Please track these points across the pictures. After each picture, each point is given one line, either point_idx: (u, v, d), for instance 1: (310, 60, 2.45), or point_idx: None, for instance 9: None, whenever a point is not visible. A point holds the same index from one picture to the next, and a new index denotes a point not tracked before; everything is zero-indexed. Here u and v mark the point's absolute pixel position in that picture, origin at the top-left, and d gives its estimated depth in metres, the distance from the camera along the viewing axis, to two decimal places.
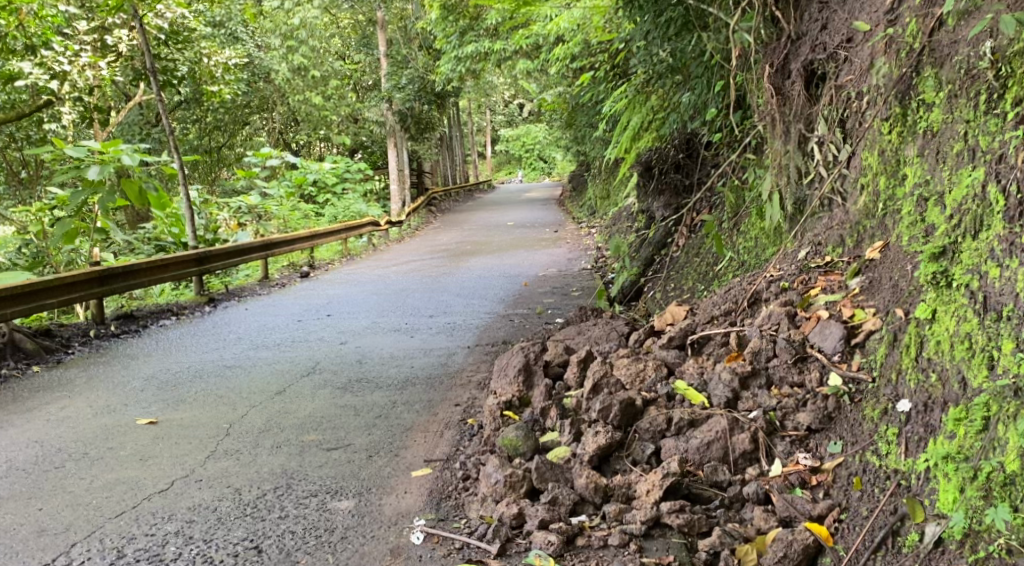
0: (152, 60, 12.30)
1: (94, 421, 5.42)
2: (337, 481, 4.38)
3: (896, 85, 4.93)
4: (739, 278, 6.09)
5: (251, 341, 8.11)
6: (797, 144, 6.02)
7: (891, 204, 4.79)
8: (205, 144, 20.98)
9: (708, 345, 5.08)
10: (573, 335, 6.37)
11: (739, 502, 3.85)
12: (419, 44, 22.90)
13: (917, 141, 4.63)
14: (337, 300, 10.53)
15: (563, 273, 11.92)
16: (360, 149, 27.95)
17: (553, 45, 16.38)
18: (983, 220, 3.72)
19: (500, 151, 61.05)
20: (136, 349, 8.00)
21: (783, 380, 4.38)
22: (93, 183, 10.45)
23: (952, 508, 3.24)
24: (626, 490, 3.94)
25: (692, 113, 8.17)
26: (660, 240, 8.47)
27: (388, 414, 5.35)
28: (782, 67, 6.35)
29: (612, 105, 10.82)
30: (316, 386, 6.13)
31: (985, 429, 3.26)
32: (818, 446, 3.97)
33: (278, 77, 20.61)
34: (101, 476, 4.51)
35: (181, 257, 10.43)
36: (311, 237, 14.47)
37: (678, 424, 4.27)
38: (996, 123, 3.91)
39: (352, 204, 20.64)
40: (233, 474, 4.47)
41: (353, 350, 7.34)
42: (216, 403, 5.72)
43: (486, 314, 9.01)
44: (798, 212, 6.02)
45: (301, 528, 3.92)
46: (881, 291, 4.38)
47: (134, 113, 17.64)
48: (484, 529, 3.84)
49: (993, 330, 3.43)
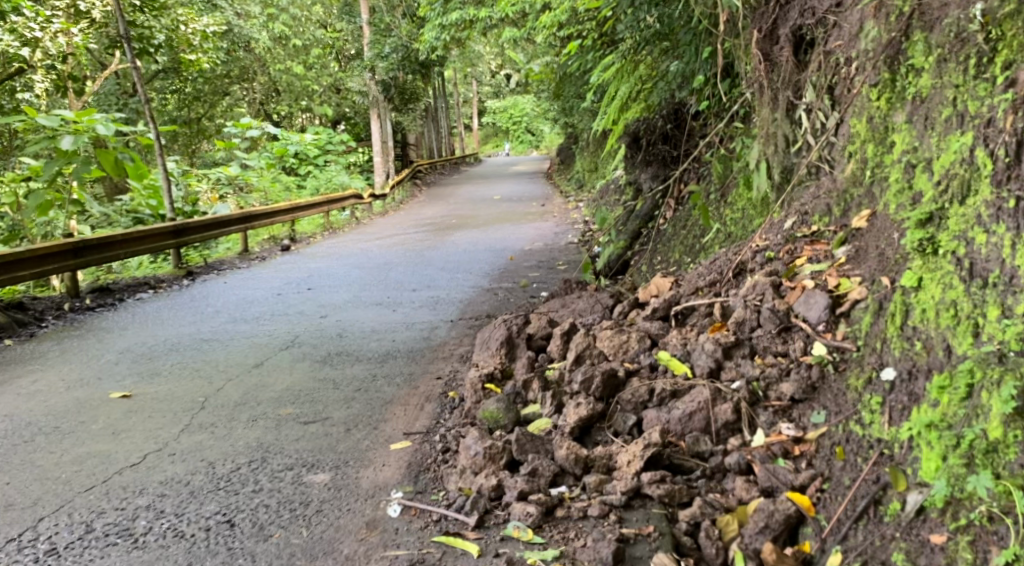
0: (126, 27, 12.09)
1: (67, 395, 5.33)
2: (314, 455, 4.32)
3: (884, 50, 4.85)
4: (724, 250, 6.03)
5: (232, 315, 8.01)
6: (785, 111, 5.93)
7: (880, 171, 4.69)
8: (186, 115, 20.69)
9: (693, 316, 5.03)
10: (556, 308, 6.30)
11: (721, 472, 3.83)
12: (404, 12, 22.15)
13: (905, 107, 4.56)
14: (319, 273, 10.43)
15: (550, 246, 11.86)
16: (344, 120, 27.65)
17: (539, 14, 16.20)
18: (971, 185, 3.67)
19: (488, 124, 60.65)
20: (112, 322, 7.90)
21: (767, 350, 4.32)
22: (68, 154, 10.30)
23: (934, 477, 3.21)
24: (607, 461, 3.91)
25: (679, 83, 8.08)
26: (647, 214, 8.43)
27: (368, 388, 5.30)
28: (770, 33, 6.24)
29: (599, 75, 10.66)
30: (294, 359, 6.07)
31: (969, 397, 3.23)
32: (801, 416, 3.93)
33: (259, 45, 20.24)
34: (72, 450, 4.44)
35: (159, 230, 10.30)
36: (293, 209, 14.32)
37: (660, 394, 4.23)
38: (985, 88, 3.85)
39: (335, 176, 20.45)
40: (207, 448, 4.40)
41: (334, 324, 7.27)
42: (192, 377, 5.66)
43: (470, 287, 8.93)
44: (785, 182, 5.93)
45: (276, 502, 3.87)
46: (867, 261, 4.32)
47: (111, 81, 17.44)
48: (462, 500, 3.79)
49: (979, 296, 3.41)
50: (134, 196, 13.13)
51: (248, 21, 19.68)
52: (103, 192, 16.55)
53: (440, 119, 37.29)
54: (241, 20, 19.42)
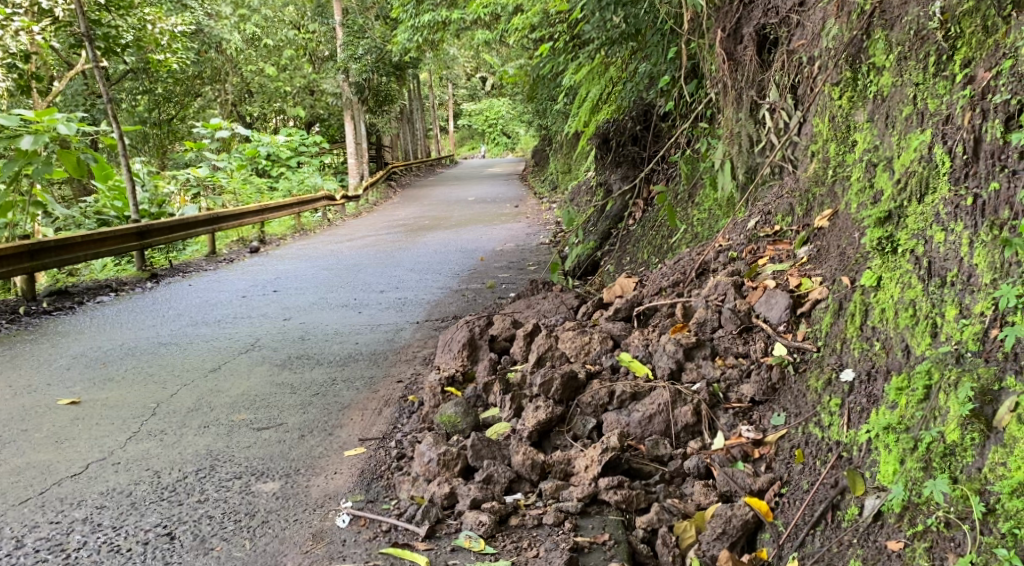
0: (88, 26, 11.78)
1: (13, 401, 5.16)
2: (264, 463, 4.19)
3: (846, 48, 4.81)
4: (690, 249, 5.98)
5: (192, 317, 7.84)
6: (749, 112, 5.91)
7: (840, 171, 4.66)
8: (155, 116, 20.44)
9: (655, 316, 4.96)
10: (522, 309, 6.22)
11: (680, 476, 3.75)
12: (376, 14, 22.28)
13: (867, 106, 4.54)
14: (285, 275, 10.27)
15: (521, 247, 11.78)
16: (317, 122, 27.43)
17: (512, 16, 16.13)
18: (929, 182, 3.64)
19: (463, 126, 60.54)
20: (68, 326, 7.70)
21: (728, 351, 4.26)
22: (26, 154, 10.06)
23: (891, 480, 3.17)
24: (564, 466, 3.82)
25: (649, 84, 8.02)
26: (617, 214, 8.33)
27: (326, 392, 5.17)
28: (734, 32, 6.23)
29: (571, 77, 10.64)
30: (252, 363, 5.92)
31: (927, 398, 3.21)
32: (761, 418, 3.88)
33: (229, 46, 19.94)
34: (11, 459, 4.28)
35: (121, 231, 10.08)
36: (262, 211, 14.11)
37: (620, 397, 4.15)
38: (944, 86, 3.82)
39: (306, 177, 20.23)
40: (153, 456, 4.26)
41: (296, 327, 7.12)
42: (146, 382, 5.49)
43: (439, 288, 8.81)
44: (750, 181, 5.88)
45: (220, 513, 3.75)
46: (828, 260, 4.28)
47: (78, 81, 17.10)
48: (414, 510, 3.67)
49: (937, 296, 3.39)
50: (98, 197, 12.91)
51: (218, 22, 19.36)
52: (70, 194, 16.27)
53: (415, 121, 37.08)
54: (211, 20, 19.10)
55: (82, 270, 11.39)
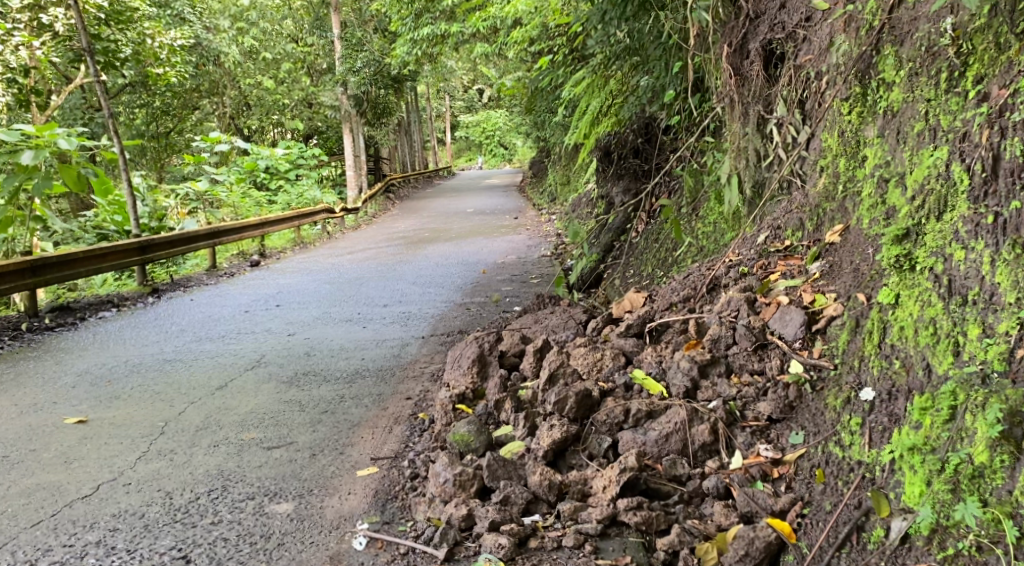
0: (88, 40, 11.76)
1: (19, 420, 5.13)
2: (277, 483, 4.17)
3: (855, 64, 4.81)
4: (698, 264, 5.97)
5: (195, 333, 7.81)
6: (756, 126, 5.90)
7: (851, 186, 4.66)
8: (153, 129, 20.42)
9: (667, 333, 4.94)
10: (529, 324, 6.19)
11: (699, 496, 3.74)
12: (374, 27, 22.34)
13: (877, 122, 4.53)
14: (287, 289, 10.24)
15: (522, 260, 11.77)
16: (315, 134, 27.43)
17: (510, 29, 16.17)
18: (948, 200, 3.65)
19: (460, 137, 60.64)
20: (71, 342, 7.67)
21: (743, 369, 4.25)
22: (27, 169, 10.03)
23: (918, 503, 3.19)
24: (582, 487, 3.82)
25: (651, 97, 8.00)
26: (620, 227, 8.32)
27: (335, 410, 5.14)
28: (740, 47, 6.23)
29: (571, 89, 10.67)
30: (260, 380, 5.90)
31: (952, 419, 3.21)
32: (779, 437, 3.87)
33: (227, 59, 19.95)
34: (20, 481, 4.25)
35: (122, 246, 10.04)
36: (262, 224, 14.08)
37: (636, 415, 4.13)
38: (957, 102, 3.83)
39: (306, 190, 20.22)
40: (165, 476, 4.23)
41: (301, 342, 7.08)
42: (153, 400, 5.46)
43: (442, 302, 8.78)
44: (757, 196, 5.91)
45: (235, 535, 3.73)
46: (841, 276, 4.27)
47: (76, 95, 17.12)
48: (432, 532, 3.69)
49: (958, 315, 3.39)
50: (98, 211, 12.87)
51: (217, 35, 19.51)
52: (68, 208, 16.24)
53: (412, 132, 37.09)
54: (210, 34, 19.21)
55: (82, 286, 11.36)
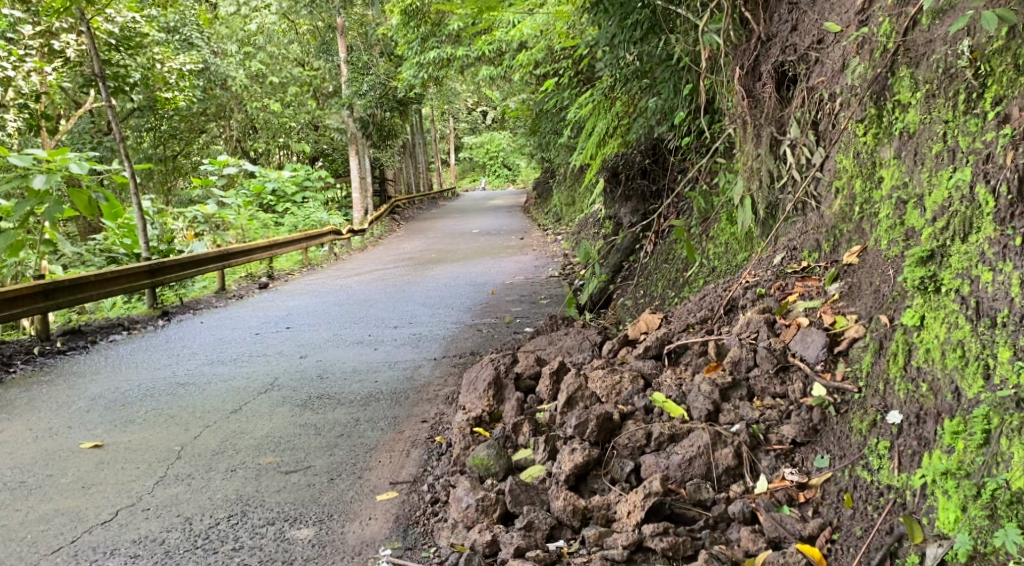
0: (99, 65, 11.86)
1: (34, 445, 5.11)
2: (297, 508, 4.15)
3: (870, 85, 4.80)
4: (713, 285, 5.95)
5: (207, 356, 7.80)
6: (769, 147, 5.86)
7: (868, 208, 4.65)
8: (160, 153, 20.53)
9: (686, 355, 4.91)
10: (542, 345, 6.17)
11: (725, 521, 3.72)
12: (380, 51, 22.52)
13: (893, 143, 4.53)
14: (297, 311, 10.25)
15: (530, 280, 11.78)
16: (321, 156, 27.54)
17: (516, 51, 16.29)
18: (973, 222, 3.67)
19: (463, 158, 60.86)
20: (83, 366, 7.66)
21: (766, 392, 4.25)
22: (39, 193, 10.09)
23: (953, 529, 3.20)
24: (606, 512, 3.81)
25: (659, 118, 8.00)
26: (628, 248, 8.36)
27: (351, 433, 5.12)
28: (752, 70, 6.24)
29: (577, 111, 10.73)
30: (274, 403, 5.88)
31: (986, 444, 3.22)
32: (804, 460, 3.87)
33: (235, 83, 20.12)
34: (38, 507, 4.24)
35: (133, 269, 10.07)
36: (270, 246, 14.11)
37: (658, 439, 4.12)
38: (976, 124, 3.86)
39: (313, 212, 20.27)
40: (184, 501, 4.22)
41: (314, 365, 7.07)
42: (168, 424, 5.45)
43: (452, 323, 8.77)
44: (771, 218, 5.88)
45: (257, 562, 3.72)
46: (862, 297, 4.26)
47: (85, 119, 17.26)
48: (456, 558, 3.69)
49: (986, 337, 3.40)
50: (107, 234, 12.91)
51: (224, 60, 19.78)
52: (76, 231, 16.31)
53: (415, 153, 37.30)
54: (217, 58, 19.55)
55: (91, 309, 11.38)
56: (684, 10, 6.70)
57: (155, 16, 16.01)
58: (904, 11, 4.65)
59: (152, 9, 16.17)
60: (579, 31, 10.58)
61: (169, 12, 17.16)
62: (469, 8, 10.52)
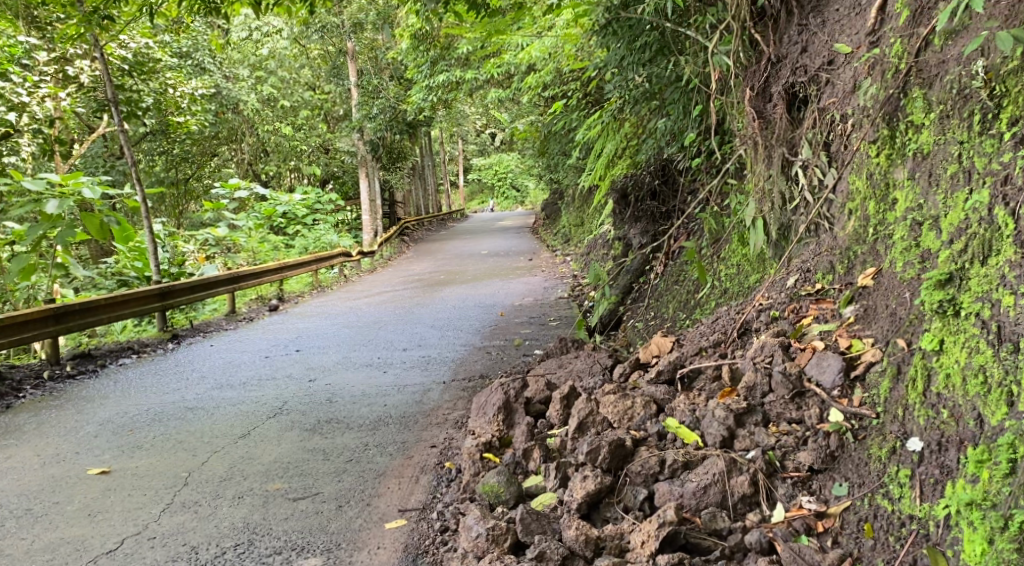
0: (113, 90, 11.93)
1: (42, 471, 5.09)
2: (304, 536, 4.11)
3: (883, 106, 4.76)
4: (725, 307, 5.90)
5: (217, 380, 7.76)
6: (780, 168, 5.81)
7: (882, 229, 4.60)
8: (172, 176, 20.66)
9: (699, 379, 4.86)
10: (553, 369, 6.10)
11: (741, 551, 3.65)
12: (391, 74, 22.66)
13: (907, 164, 4.48)
14: (307, 334, 10.22)
15: (540, 302, 11.74)
16: (331, 179, 27.66)
17: (525, 74, 16.37)
18: (992, 244, 3.65)
19: (472, 180, 61.11)
20: (92, 391, 7.63)
21: (781, 417, 4.17)
22: (52, 218, 10.13)
23: (980, 561, 3.18)
24: (619, 542, 3.75)
25: (668, 139, 7.97)
26: (638, 268, 8.30)
27: (359, 459, 5.06)
28: (762, 91, 6.20)
29: (586, 132, 10.75)
30: (282, 428, 5.84)
31: (1013, 474, 3.19)
32: (822, 488, 3.81)
33: (246, 107, 20.26)
34: (44, 535, 4.20)
35: (143, 292, 10.07)
36: (280, 269, 14.12)
37: (672, 466, 4.06)
38: (992, 144, 3.84)
39: (323, 234, 20.32)
40: (190, 530, 4.18)
41: (322, 389, 7.01)
42: (176, 449, 5.41)
43: (462, 346, 8.72)
44: (783, 239, 5.82)
45: None
46: (878, 320, 4.22)
47: (98, 143, 17.39)
48: None
49: (1009, 362, 3.38)
50: (118, 258, 12.94)
51: (235, 84, 19.95)
52: (89, 255, 16.39)
53: (425, 175, 37.47)
54: (229, 82, 19.63)
55: (103, 333, 11.39)
56: (693, 31, 6.68)
57: (168, 41, 16.18)
58: (916, 33, 4.63)
59: (165, 35, 16.35)
60: (588, 53, 10.58)
61: (183, 38, 17.36)
62: (479, 31, 10.55)
